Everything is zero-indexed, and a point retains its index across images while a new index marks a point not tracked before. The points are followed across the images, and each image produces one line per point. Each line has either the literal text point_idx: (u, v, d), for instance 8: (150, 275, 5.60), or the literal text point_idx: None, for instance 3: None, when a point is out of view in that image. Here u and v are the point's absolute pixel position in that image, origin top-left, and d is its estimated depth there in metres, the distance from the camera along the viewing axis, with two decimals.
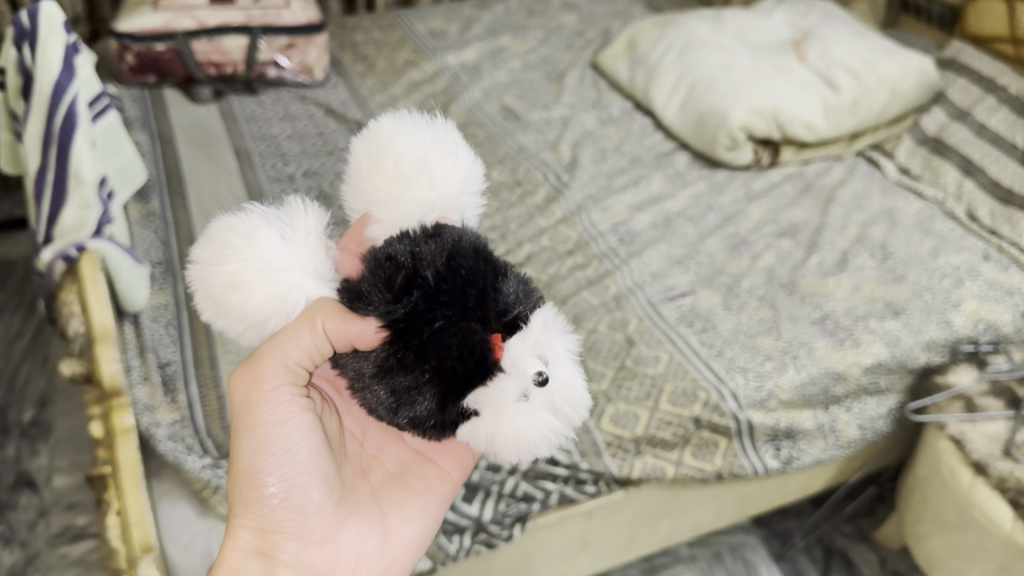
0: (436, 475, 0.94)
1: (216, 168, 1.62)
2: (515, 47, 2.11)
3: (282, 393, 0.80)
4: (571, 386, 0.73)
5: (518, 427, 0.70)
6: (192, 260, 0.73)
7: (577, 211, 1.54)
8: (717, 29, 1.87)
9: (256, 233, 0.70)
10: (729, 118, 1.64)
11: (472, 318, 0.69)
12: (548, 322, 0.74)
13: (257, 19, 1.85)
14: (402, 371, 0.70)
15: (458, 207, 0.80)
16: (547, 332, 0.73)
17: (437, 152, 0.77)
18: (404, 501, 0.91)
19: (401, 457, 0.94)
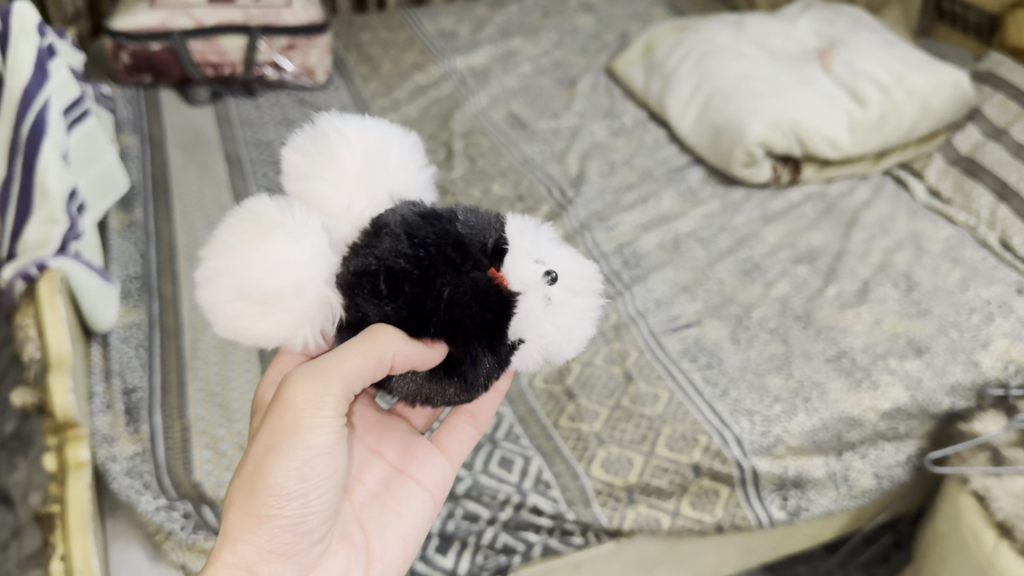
0: (414, 493, 0.89)
1: (205, 177, 1.55)
2: (527, 50, 2.02)
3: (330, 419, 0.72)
4: (545, 242, 0.74)
5: (565, 318, 0.71)
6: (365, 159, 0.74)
7: (580, 231, 1.46)
8: (738, 36, 1.77)
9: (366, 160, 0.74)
10: (746, 133, 1.53)
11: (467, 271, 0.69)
12: (524, 228, 0.74)
13: (256, 19, 1.77)
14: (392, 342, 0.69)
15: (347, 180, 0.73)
16: (530, 238, 0.73)
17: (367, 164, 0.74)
18: (393, 519, 0.87)
19: (382, 476, 0.89)
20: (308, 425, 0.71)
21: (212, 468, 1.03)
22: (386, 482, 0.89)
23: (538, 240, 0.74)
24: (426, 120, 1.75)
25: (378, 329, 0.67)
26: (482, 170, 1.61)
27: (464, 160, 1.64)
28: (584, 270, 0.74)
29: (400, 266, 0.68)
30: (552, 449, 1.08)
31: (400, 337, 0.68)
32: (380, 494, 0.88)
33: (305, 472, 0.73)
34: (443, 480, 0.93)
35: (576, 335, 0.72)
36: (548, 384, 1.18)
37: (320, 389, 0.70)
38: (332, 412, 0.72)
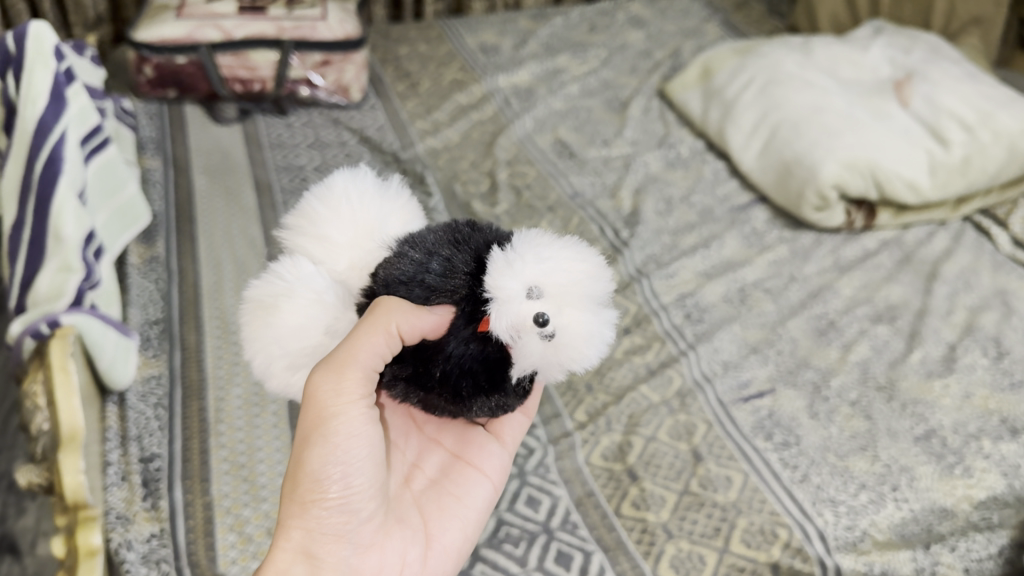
0: (475, 478, 0.84)
1: (231, 205, 1.44)
2: (574, 68, 1.90)
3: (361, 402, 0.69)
4: (545, 262, 0.64)
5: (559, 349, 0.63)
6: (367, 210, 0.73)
7: (638, 277, 1.34)
8: (805, 62, 1.65)
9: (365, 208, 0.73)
10: (819, 173, 1.41)
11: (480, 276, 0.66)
12: (505, 263, 0.64)
13: (289, 33, 1.66)
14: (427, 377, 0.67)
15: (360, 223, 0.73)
16: (510, 271, 0.63)
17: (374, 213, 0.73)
18: (451, 503, 0.82)
19: (438, 463, 0.85)
20: (337, 414, 0.68)
21: (237, 555, 0.93)
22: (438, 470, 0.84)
23: (533, 257, 0.64)
24: (468, 145, 1.64)
25: (379, 305, 0.64)
26: (529, 204, 1.49)
27: (509, 191, 1.52)
28: (588, 284, 0.64)
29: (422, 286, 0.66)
30: (615, 543, 0.97)
31: (407, 310, 0.64)
32: (437, 481, 0.84)
33: (341, 459, 0.70)
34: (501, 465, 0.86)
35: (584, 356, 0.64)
36: (607, 461, 1.06)
37: (336, 379, 0.66)
38: (360, 396, 0.68)
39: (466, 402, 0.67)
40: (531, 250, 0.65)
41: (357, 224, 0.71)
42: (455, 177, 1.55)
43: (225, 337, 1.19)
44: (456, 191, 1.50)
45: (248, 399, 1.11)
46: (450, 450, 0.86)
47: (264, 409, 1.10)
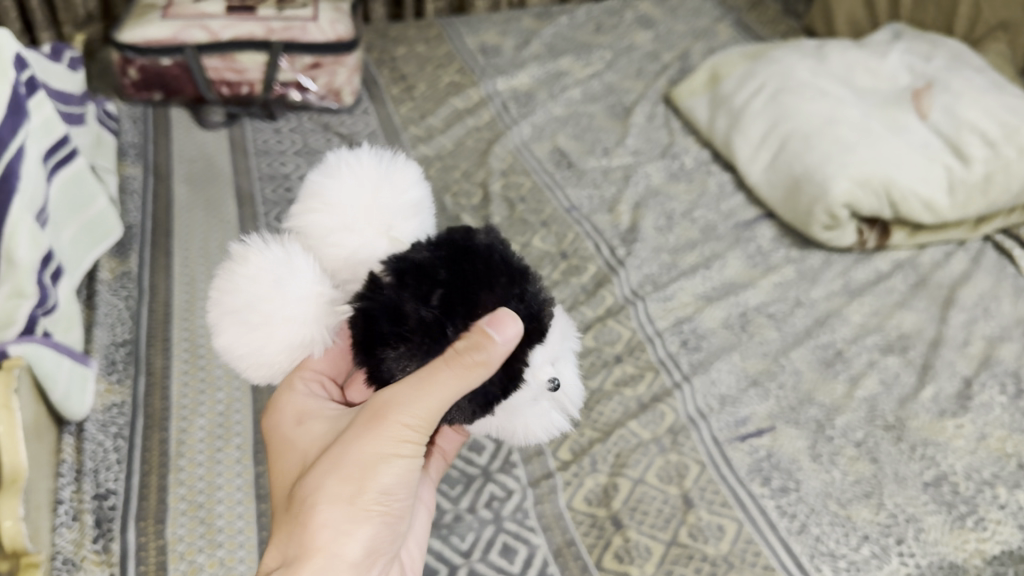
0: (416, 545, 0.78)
1: (209, 217, 1.37)
2: (577, 71, 1.82)
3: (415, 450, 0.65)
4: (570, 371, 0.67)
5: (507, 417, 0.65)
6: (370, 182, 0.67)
7: (633, 300, 1.26)
8: (819, 69, 1.56)
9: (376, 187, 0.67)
10: (830, 190, 1.32)
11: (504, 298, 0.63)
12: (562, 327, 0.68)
13: (278, 35, 1.59)
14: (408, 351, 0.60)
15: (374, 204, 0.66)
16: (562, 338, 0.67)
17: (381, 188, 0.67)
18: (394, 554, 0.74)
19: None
20: (395, 446, 0.63)
21: None
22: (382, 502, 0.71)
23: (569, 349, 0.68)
24: (462, 153, 1.56)
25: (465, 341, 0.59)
26: (522, 218, 1.42)
27: (501, 204, 1.44)
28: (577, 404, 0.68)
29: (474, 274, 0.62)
30: None
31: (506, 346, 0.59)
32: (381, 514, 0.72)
33: (388, 477, 0.64)
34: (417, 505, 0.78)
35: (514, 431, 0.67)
36: (591, 505, 0.99)
37: (405, 415, 0.60)
38: (415, 448, 0.63)
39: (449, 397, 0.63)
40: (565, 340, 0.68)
41: (362, 190, 0.66)
42: (446, 187, 1.48)
43: (192, 362, 1.13)
44: (445, 203, 1.43)
45: (212, 432, 1.05)
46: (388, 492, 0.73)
47: (228, 443, 1.03)
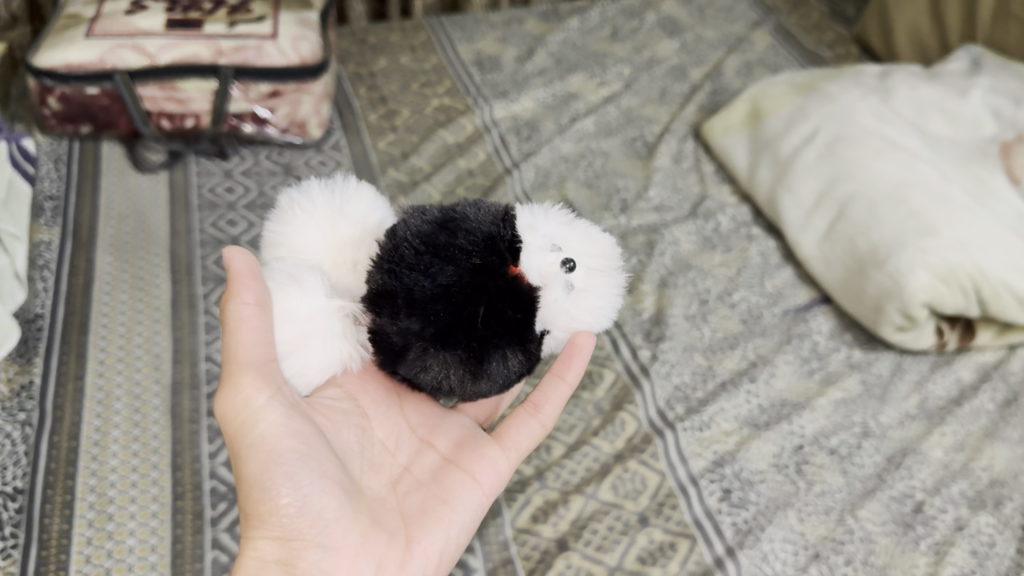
0: (388, 541, 0.72)
1: (136, 301, 1.12)
2: (589, 92, 1.55)
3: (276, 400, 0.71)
4: (325, 191, 0.76)
5: (241, 337, 0.70)
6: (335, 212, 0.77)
7: (661, 428, 1.00)
8: (884, 110, 1.28)
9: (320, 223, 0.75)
10: (905, 285, 1.06)
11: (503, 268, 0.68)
12: (569, 246, 0.71)
13: (228, 57, 1.31)
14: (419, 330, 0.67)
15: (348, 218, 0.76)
16: (558, 239, 0.71)
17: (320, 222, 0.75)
18: (339, 526, 0.70)
19: (431, 466, 0.79)
20: (260, 423, 0.70)
21: None
22: (433, 471, 0.79)
23: (610, 268, 0.72)
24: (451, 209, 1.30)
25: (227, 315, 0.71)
26: None
27: None
28: (599, 254, 0.72)
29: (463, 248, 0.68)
30: None
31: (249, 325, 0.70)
32: (426, 484, 0.78)
33: (266, 401, 0.70)
34: (500, 476, 0.80)
35: (297, 359, 0.72)
36: None
37: (233, 387, 0.70)
38: (257, 392, 0.70)
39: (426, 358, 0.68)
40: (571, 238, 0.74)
41: (320, 224, 0.75)
42: None
43: (100, 526, 0.89)
44: None
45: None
46: (445, 454, 0.80)
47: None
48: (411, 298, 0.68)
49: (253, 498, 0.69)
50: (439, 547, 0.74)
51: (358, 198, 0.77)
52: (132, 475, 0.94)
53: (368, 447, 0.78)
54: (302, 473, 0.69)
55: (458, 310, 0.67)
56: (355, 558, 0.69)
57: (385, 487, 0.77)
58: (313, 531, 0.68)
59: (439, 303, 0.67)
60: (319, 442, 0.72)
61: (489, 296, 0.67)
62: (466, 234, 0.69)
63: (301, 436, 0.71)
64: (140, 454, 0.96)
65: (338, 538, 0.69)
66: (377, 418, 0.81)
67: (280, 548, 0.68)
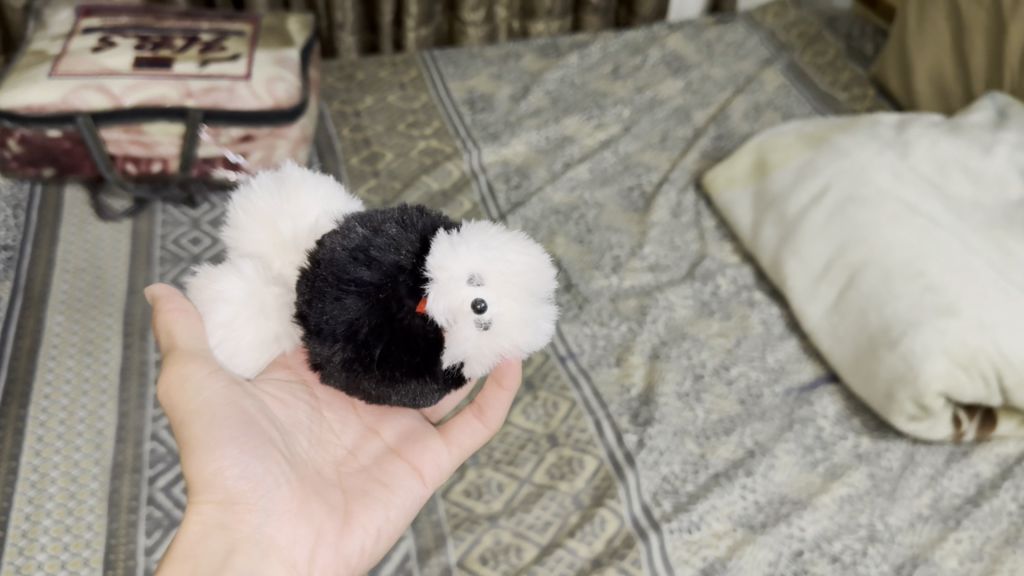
0: (326, 512, 0.75)
1: (84, 368, 1.04)
2: (585, 136, 1.46)
3: (215, 378, 0.75)
4: (267, 178, 0.77)
5: (177, 331, 0.76)
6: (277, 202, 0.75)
7: (645, 529, 0.90)
8: (901, 168, 1.18)
9: (261, 224, 0.75)
10: (920, 370, 0.97)
11: (415, 302, 0.66)
12: (489, 279, 0.64)
13: (197, 99, 1.23)
14: (332, 347, 0.68)
15: (290, 215, 0.74)
16: (478, 264, 0.64)
17: (261, 223, 0.75)
18: (273, 494, 0.72)
19: (375, 453, 0.83)
20: (197, 401, 0.74)
21: None
22: (377, 458, 0.83)
23: (533, 292, 0.66)
24: None
25: (164, 319, 0.77)
26: None
27: None
28: (526, 280, 0.65)
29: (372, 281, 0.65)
30: None
31: (188, 321, 0.76)
32: (368, 468, 0.81)
33: (201, 379, 0.74)
34: (440, 468, 0.84)
35: (227, 344, 0.75)
36: None
37: (176, 367, 0.74)
38: (197, 367, 0.74)
39: (352, 373, 0.69)
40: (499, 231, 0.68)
41: (263, 227, 0.75)
42: None
43: None
44: None
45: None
46: (390, 445, 0.84)
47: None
48: (325, 325, 0.67)
49: (198, 463, 0.71)
50: (377, 526, 0.77)
51: (302, 178, 0.77)
52: (59, 572, 0.85)
53: (314, 429, 0.82)
54: (246, 443, 0.73)
55: (384, 312, 0.66)
56: (295, 527, 0.72)
57: (329, 468, 0.80)
58: (256, 497, 0.71)
59: (366, 308, 0.65)
60: (262, 418, 0.76)
61: (395, 329, 0.66)
62: (379, 255, 0.66)
63: (244, 411, 0.75)
64: (71, 547, 0.87)
65: (280, 506, 0.72)
66: (326, 403, 0.86)
67: (223, 513, 0.71)
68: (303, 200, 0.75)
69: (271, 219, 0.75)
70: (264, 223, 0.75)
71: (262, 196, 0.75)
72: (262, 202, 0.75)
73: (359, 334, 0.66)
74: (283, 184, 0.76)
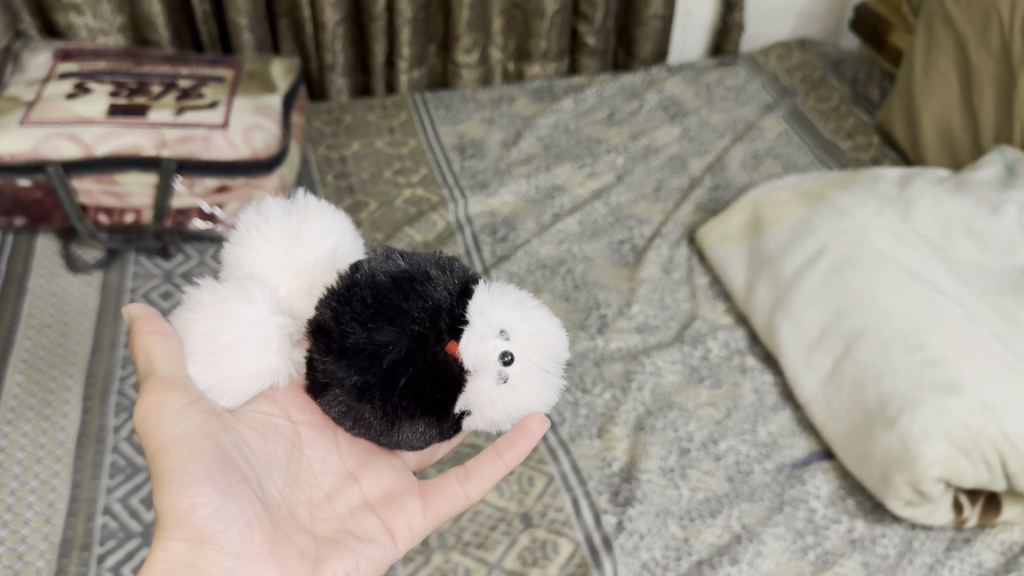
0: (296, 557, 0.70)
1: (40, 434, 0.99)
2: (576, 186, 1.41)
3: (193, 410, 0.72)
4: (284, 205, 0.78)
5: (162, 356, 0.73)
6: (293, 227, 0.77)
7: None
8: (901, 231, 1.13)
9: (276, 247, 0.76)
10: (918, 453, 0.91)
11: (447, 344, 0.67)
12: (516, 335, 0.68)
13: (172, 149, 1.19)
14: (350, 372, 0.66)
15: (308, 242, 0.77)
16: (508, 318, 0.68)
17: (276, 246, 0.76)
18: (240, 535, 0.68)
19: (353, 502, 0.78)
20: (172, 433, 0.70)
21: None
22: (354, 507, 0.78)
23: (551, 361, 0.70)
24: None
25: (143, 343, 0.74)
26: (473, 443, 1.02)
27: None
28: (549, 347, 0.70)
29: (414, 315, 0.67)
30: None
31: (166, 345, 0.74)
32: (344, 517, 0.77)
33: (176, 411, 0.71)
34: (414, 530, 0.78)
35: (224, 366, 0.72)
36: None
37: (155, 395, 0.72)
38: (176, 398, 0.72)
39: (358, 402, 0.67)
40: (532, 299, 0.73)
41: (276, 249, 0.76)
42: None
43: None
44: None
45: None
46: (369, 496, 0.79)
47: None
48: (352, 347, 0.66)
49: (168, 496, 0.68)
50: (348, 574, 0.71)
51: (318, 212, 0.79)
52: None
53: (290, 469, 0.78)
54: (218, 480, 0.69)
55: (418, 343, 0.66)
56: (264, 570, 0.68)
57: (303, 510, 0.76)
58: (225, 536, 0.67)
59: (410, 335, 0.66)
60: (238, 456, 0.73)
61: (426, 364, 0.66)
62: (423, 293, 0.68)
63: (221, 446, 0.72)
64: None
65: (250, 548, 0.68)
66: (309, 444, 0.82)
67: (188, 550, 0.67)
68: (322, 229, 0.78)
69: (289, 242, 0.76)
70: (279, 247, 0.76)
71: (278, 221, 0.77)
72: (279, 225, 0.77)
73: (385, 361, 0.66)
74: (297, 212, 0.78)
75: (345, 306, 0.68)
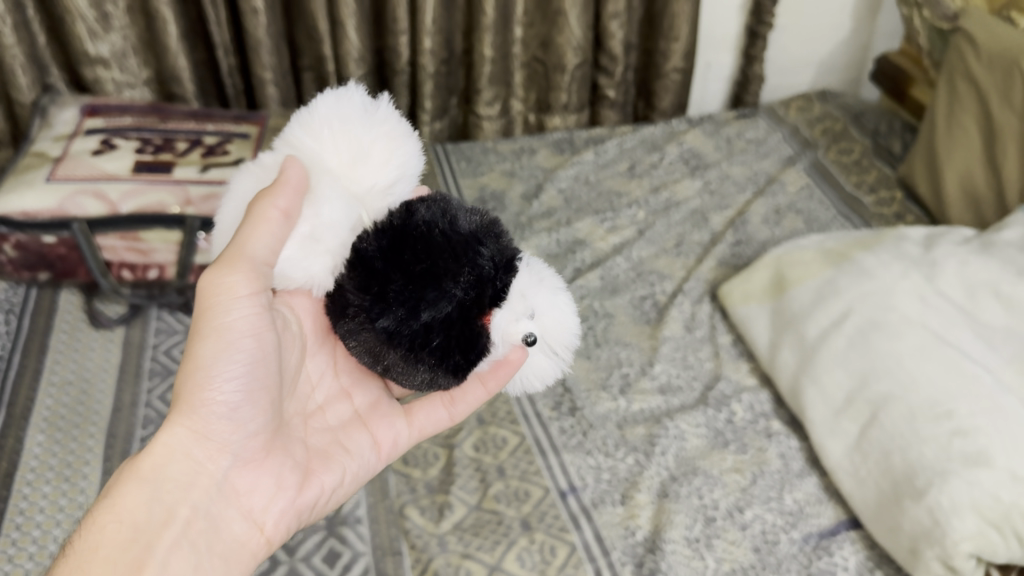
0: (287, 471, 0.71)
1: (60, 496, 0.99)
2: (598, 240, 1.41)
3: (250, 303, 0.67)
4: (361, 116, 0.64)
5: (256, 237, 0.61)
6: (365, 140, 0.64)
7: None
8: (927, 293, 1.12)
9: (345, 158, 0.64)
10: (948, 527, 0.89)
11: (482, 317, 0.61)
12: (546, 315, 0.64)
13: (196, 206, 1.21)
14: (378, 314, 0.59)
15: (377, 165, 0.64)
16: (540, 293, 0.64)
17: (340, 155, 0.64)
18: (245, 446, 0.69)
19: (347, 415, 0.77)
20: (220, 313, 0.67)
21: None
22: (345, 421, 0.77)
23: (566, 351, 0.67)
24: None
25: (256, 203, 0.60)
26: (495, 509, 1.02)
27: (469, 476, 1.06)
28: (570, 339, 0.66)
29: (463, 283, 0.60)
30: None
31: (282, 225, 0.61)
32: (334, 431, 0.76)
33: (232, 301, 0.66)
34: (398, 444, 0.79)
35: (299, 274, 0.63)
36: None
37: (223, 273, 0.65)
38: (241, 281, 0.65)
39: (374, 349, 0.61)
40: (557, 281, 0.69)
41: (340, 157, 0.64)
42: None
43: None
44: (388, 479, 1.04)
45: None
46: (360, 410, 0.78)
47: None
48: (389, 292, 0.59)
49: (194, 382, 0.67)
50: (330, 488, 0.74)
51: (387, 143, 0.64)
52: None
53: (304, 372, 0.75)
54: (246, 386, 0.68)
55: (459, 315, 0.60)
56: (257, 477, 0.69)
57: (303, 417, 0.75)
58: (230, 437, 0.68)
59: (454, 300, 0.59)
60: (272, 356, 0.70)
61: (458, 336, 0.60)
62: (475, 257, 0.61)
63: (262, 348, 0.68)
64: None
65: (247, 452, 0.69)
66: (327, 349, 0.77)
67: (193, 442, 0.67)
68: (404, 153, 0.65)
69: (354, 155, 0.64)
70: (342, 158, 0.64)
71: (358, 123, 0.64)
72: (360, 131, 0.64)
73: (416, 323, 0.59)
74: (382, 120, 0.65)
75: (394, 240, 0.60)
